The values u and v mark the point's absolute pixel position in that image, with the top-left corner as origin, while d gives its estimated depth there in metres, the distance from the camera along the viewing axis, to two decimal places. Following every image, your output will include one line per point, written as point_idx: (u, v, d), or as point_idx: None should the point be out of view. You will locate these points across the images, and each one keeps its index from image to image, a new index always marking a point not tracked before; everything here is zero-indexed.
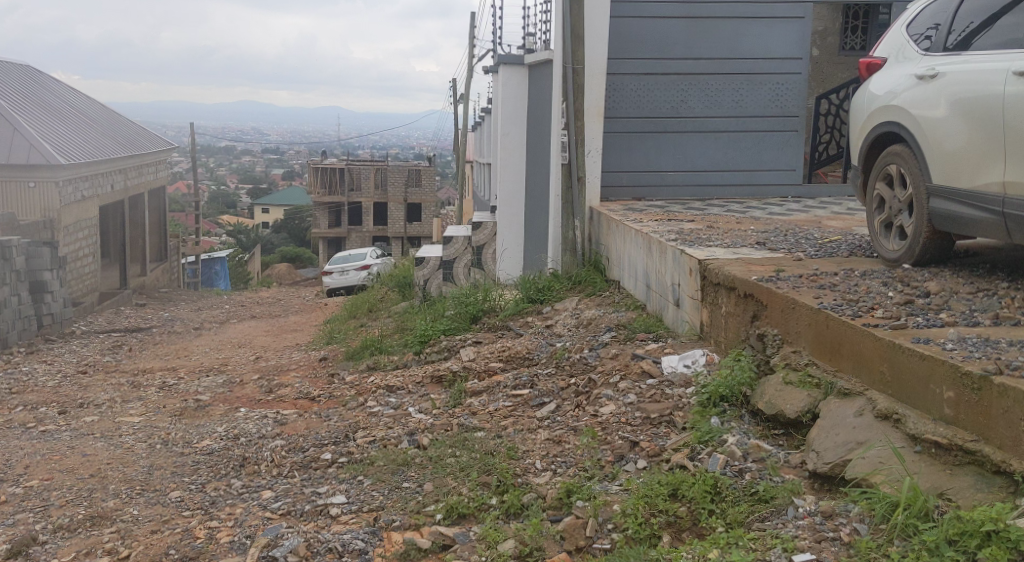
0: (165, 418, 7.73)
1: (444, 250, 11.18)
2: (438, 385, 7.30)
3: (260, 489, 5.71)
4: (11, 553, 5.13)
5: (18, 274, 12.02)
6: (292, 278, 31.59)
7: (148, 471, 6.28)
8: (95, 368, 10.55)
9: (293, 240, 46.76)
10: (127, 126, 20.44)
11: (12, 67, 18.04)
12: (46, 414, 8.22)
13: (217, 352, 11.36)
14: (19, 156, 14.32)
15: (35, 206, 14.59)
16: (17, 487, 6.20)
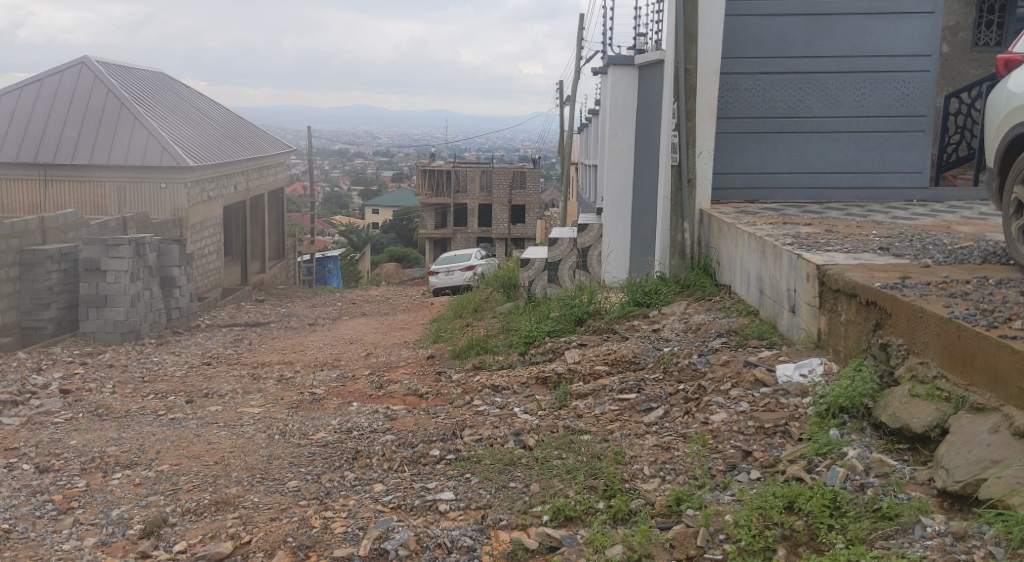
0: (283, 410, 7.97)
1: (551, 251, 11.24)
2: (543, 387, 7.30)
3: (371, 482, 5.83)
4: (144, 533, 5.40)
5: (151, 269, 12.58)
6: (399, 277, 32.11)
7: (268, 460, 6.50)
8: (218, 360, 10.98)
9: (400, 240, 47.50)
10: (251, 130, 21.19)
11: (148, 75, 18.98)
12: (174, 403, 8.59)
13: (331, 348, 11.67)
14: (153, 158, 15.00)
15: (166, 206, 15.22)
16: (149, 471, 6.51)
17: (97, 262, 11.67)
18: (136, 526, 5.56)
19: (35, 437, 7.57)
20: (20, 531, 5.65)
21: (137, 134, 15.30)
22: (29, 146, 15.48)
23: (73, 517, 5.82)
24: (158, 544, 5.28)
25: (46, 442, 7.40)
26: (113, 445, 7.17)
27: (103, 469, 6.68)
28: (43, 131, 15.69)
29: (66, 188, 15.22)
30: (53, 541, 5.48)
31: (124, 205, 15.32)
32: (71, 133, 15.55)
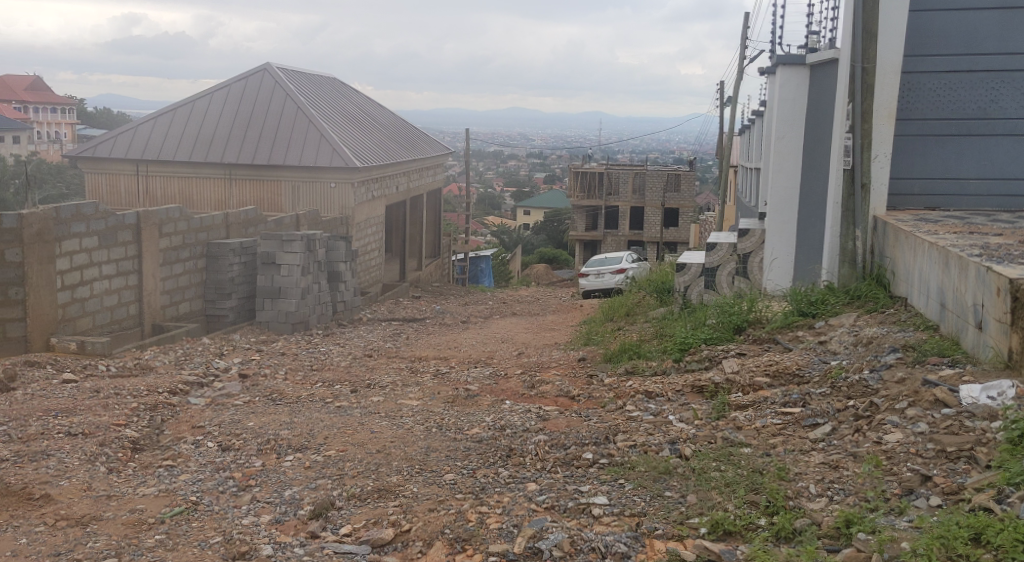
0: (439, 404, 8.11)
1: (708, 256, 10.77)
2: (699, 395, 7.10)
3: (525, 480, 5.86)
4: (314, 514, 5.72)
5: (320, 264, 13.11)
6: (549, 278, 32.25)
7: (426, 451, 6.64)
8: (378, 353, 11.32)
9: (551, 242, 47.70)
10: (413, 132, 21.78)
11: (320, 78, 19.83)
12: (339, 391, 8.91)
13: (484, 346, 11.82)
14: (324, 159, 15.66)
15: (334, 204, 15.89)
16: (318, 455, 6.80)
17: (272, 256, 12.39)
18: (306, 507, 5.87)
19: (218, 417, 8.03)
20: (206, 504, 6.07)
21: (311, 137, 16.03)
22: (215, 146, 16.26)
23: (251, 495, 6.19)
24: (326, 526, 5.57)
25: (228, 422, 7.83)
26: (286, 428, 7.50)
27: (276, 451, 7.04)
28: (228, 132, 16.48)
29: (247, 186, 15.99)
30: (234, 515, 5.85)
31: (298, 204, 15.98)
32: (253, 135, 16.35)
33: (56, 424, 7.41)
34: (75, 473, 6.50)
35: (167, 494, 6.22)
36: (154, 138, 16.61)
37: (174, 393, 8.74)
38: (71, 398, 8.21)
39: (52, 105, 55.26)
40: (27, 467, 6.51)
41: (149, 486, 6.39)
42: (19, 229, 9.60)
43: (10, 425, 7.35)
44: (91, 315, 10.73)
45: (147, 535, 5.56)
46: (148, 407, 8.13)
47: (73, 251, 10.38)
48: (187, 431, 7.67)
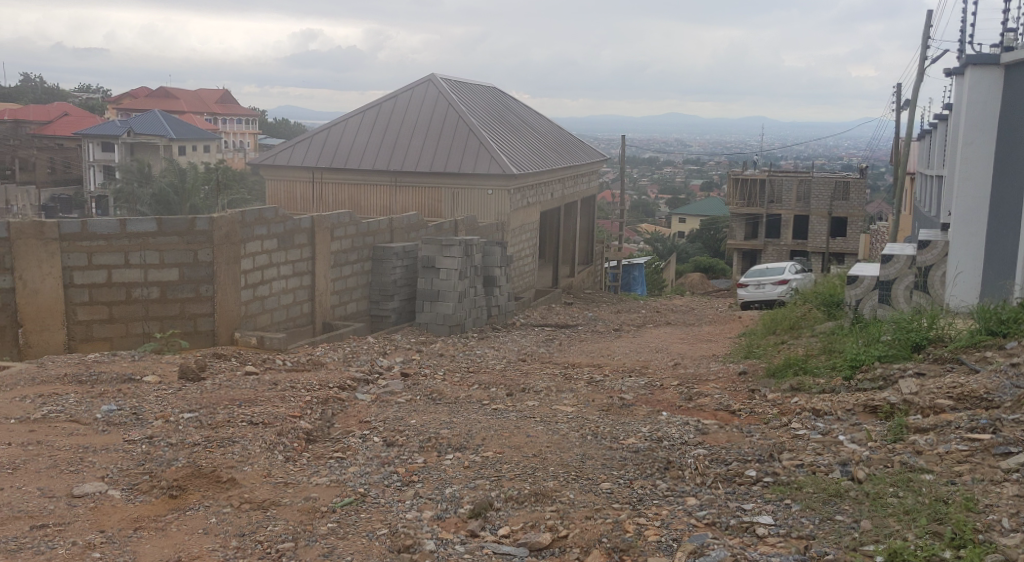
0: (594, 412, 8.02)
1: (883, 269, 10.06)
2: (873, 416, 6.71)
3: (685, 494, 5.70)
4: (473, 513, 5.78)
5: (477, 269, 13.28)
6: (705, 287, 31.61)
7: (582, 458, 6.57)
8: (533, 357, 11.36)
9: (707, 250, 46.74)
10: (569, 139, 21.84)
11: (481, 88, 20.18)
12: (496, 394, 8.97)
13: (639, 355, 11.65)
14: (483, 167, 15.93)
15: (491, 211, 16.10)
16: (476, 455, 6.85)
17: (433, 260, 12.63)
18: (466, 505, 5.95)
19: (383, 413, 8.25)
20: (373, 496, 6.24)
21: (471, 145, 16.34)
22: (381, 155, 16.78)
23: (414, 490, 6.31)
24: (485, 525, 5.63)
25: (392, 418, 8.02)
26: (447, 428, 7.60)
27: (437, 449, 7.15)
28: (394, 142, 16.99)
29: (410, 193, 16.42)
30: (398, 509, 5.99)
31: (457, 210, 16.27)
32: (417, 144, 16.80)
33: (239, 413, 7.81)
34: (256, 460, 6.81)
35: (337, 484, 6.44)
36: (327, 147, 17.31)
37: (343, 389, 9.04)
38: (253, 389, 8.62)
39: (238, 116, 58.76)
40: (215, 452, 6.89)
41: (321, 475, 6.63)
42: (209, 231, 10.31)
43: (200, 412, 7.81)
44: (269, 313, 11.31)
45: (320, 523, 5.80)
46: (319, 401, 8.43)
47: (256, 252, 10.98)
48: (355, 426, 7.91)
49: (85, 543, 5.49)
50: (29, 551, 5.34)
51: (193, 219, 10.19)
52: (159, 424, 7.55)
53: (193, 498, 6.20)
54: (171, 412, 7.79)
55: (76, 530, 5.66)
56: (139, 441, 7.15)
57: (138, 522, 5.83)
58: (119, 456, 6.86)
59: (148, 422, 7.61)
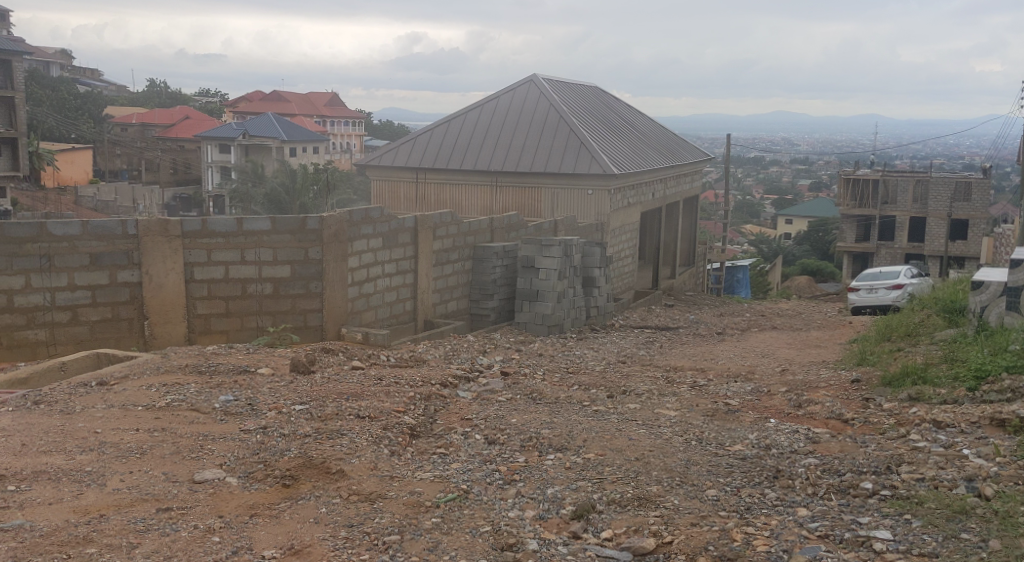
0: (698, 417, 7.84)
1: (1010, 275, 9.54)
2: (1000, 430, 6.35)
3: (795, 504, 5.51)
4: (575, 514, 5.71)
5: (576, 269, 13.19)
6: (813, 291, 30.70)
7: (687, 464, 6.42)
8: (633, 359, 11.21)
9: (816, 253, 45.32)
10: (671, 138, 21.51)
11: (582, 89, 20.09)
12: (596, 396, 8.86)
13: (744, 359, 11.37)
14: (583, 167, 15.83)
15: (591, 211, 15.99)
16: (578, 457, 6.78)
17: (532, 259, 12.61)
18: (568, 507, 5.88)
19: (484, 411, 8.26)
20: (476, 493, 6.24)
21: (571, 145, 16.27)
22: (483, 156, 16.86)
23: (516, 489, 6.28)
24: (588, 527, 5.56)
25: (493, 417, 8.02)
26: (547, 428, 7.56)
27: (538, 449, 7.10)
28: (495, 142, 17.05)
29: (510, 192, 16.43)
30: (500, 508, 5.97)
31: (556, 210, 16.21)
32: (518, 144, 16.82)
33: (346, 406, 7.94)
34: (363, 453, 6.90)
35: (440, 480, 6.46)
36: (429, 148, 17.49)
37: (445, 386, 9.09)
38: (359, 383, 8.74)
39: (346, 118, 59.93)
40: (324, 444, 7.01)
41: (425, 470, 6.67)
42: (319, 230, 10.58)
43: (310, 404, 7.98)
44: (374, 309, 11.52)
45: (424, 517, 5.83)
46: (422, 397, 8.49)
47: (363, 251, 11.21)
48: (457, 422, 7.94)
49: (205, 527, 5.65)
50: (155, 532, 5.53)
51: (305, 218, 10.47)
52: (271, 415, 7.74)
53: (304, 488, 6.32)
54: (284, 404, 7.98)
55: (197, 514, 5.84)
56: (253, 431, 7.35)
57: (254, 510, 5.97)
58: (235, 445, 7.05)
59: (261, 413, 7.81)
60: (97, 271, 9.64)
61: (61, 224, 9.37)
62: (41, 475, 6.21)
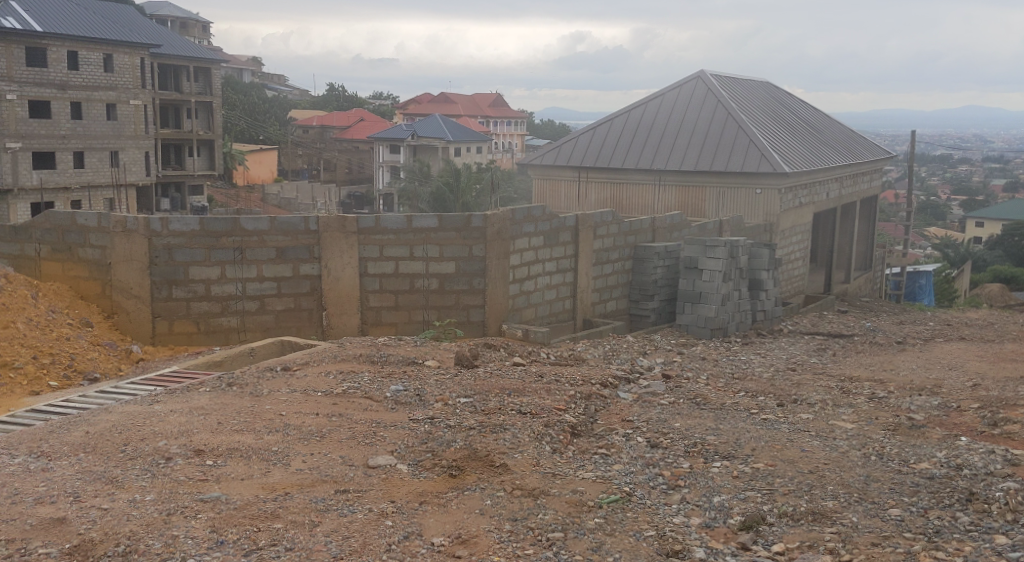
0: (879, 430, 7.51)
1: None
2: None
3: (991, 531, 5.24)
4: (745, 525, 5.61)
5: (742, 271, 12.81)
6: (1006, 299, 28.72)
7: (866, 480, 6.16)
8: (804, 367, 10.82)
9: (1009, 259, 42.14)
10: (848, 134, 20.63)
11: (753, 84, 19.59)
12: (766, 404, 8.63)
13: (927, 371, 10.74)
14: (751, 165, 15.44)
15: (759, 211, 15.57)
16: (746, 466, 6.63)
17: (696, 260, 12.39)
18: (737, 516, 5.78)
19: (646, 413, 8.21)
20: (640, 496, 6.22)
21: (739, 143, 15.90)
22: (647, 153, 16.73)
23: (681, 495, 6.22)
24: (757, 539, 5.45)
25: (656, 420, 7.95)
26: (713, 434, 7.42)
27: (703, 455, 6.99)
28: (660, 140, 16.88)
29: (675, 192, 16.23)
30: (665, 513, 5.94)
31: (722, 210, 15.89)
32: (684, 142, 16.59)
33: (509, 401, 8.08)
34: (526, 448, 7.01)
35: (603, 480, 6.48)
36: (593, 146, 17.50)
37: (605, 386, 9.08)
38: (521, 380, 8.87)
39: (509, 119, 60.72)
40: (489, 437, 7.16)
41: (587, 470, 6.70)
42: (483, 228, 10.77)
43: (474, 398, 8.17)
44: (534, 307, 11.66)
45: (588, 517, 5.86)
46: (583, 396, 8.53)
47: (524, 249, 11.35)
48: (618, 423, 7.93)
49: (379, 510, 5.89)
50: (334, 513, 5.81)
51: (470, 216, 10.69)
52: (438, 406, 7.98)
53: (470, 479, 6.49)
54: (449, 396, 8.22)
55: (372, 497, 6.10)
56: (422, 421, 7.59)
57: (423, 497, 6.18)
58: (405, 433, 7.31)
59: (428, 404, 8.06)
60: (282, 264, 10.22)
61: (253, 219, 9.97)
62: (234, 452, 6.65)
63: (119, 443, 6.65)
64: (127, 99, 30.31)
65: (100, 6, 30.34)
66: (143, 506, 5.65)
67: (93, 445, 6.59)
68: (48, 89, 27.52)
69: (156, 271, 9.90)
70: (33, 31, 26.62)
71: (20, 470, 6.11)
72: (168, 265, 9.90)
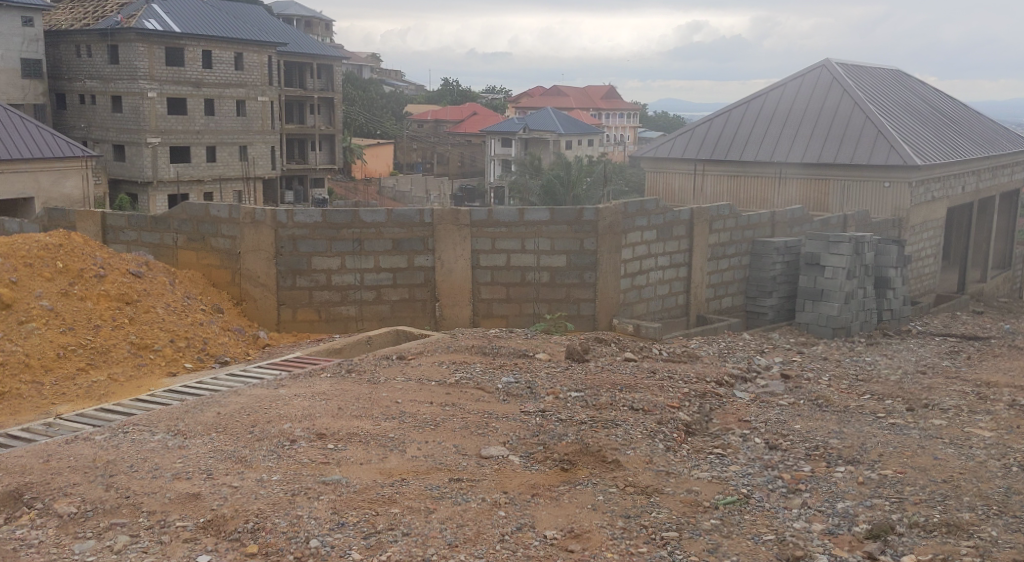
0: (1021, 440, 7.09)
1: None
2: None
3: None
4: (872, 534, 5.40)
5: (868, 269, 12.31)
6: None
7: (1005, 493, 5.85)
8: (935, 371, 10.31)
9: None
10: (985, 123, 19.59)
11: (881, 73, 18.82)
12: (894, 408, 8.27)
13: None
14: (879, 157, 14.85)
15: (887, 205, 14.97)
16: (873, 472, 6.36)
17: (818, 256, 11.99)
18: (863, 524, 5.56)
19: (764, 414, 7.98)
20: (758, 499, 6.05)
21: (867, 134, 15.31)
22: (767, 145, 16.29)
23: (802, 499, 6.02)
24: (886, 549, 5.24)
25: (774, 421, 7.72)
26: (836, 438, 7.15)
27: (826, 459, 6.75)
28: (782, 131, 16.42)
29: (796, 185, 15.76)
30: (785, 517, 5.76)
31: (847, 204, 15.34)
32: (806, 133, 16.09)
33: (621, 397, 7.98)
34: (639, 445, 6.91)
35: (719, 481, 6.33)
36: (710, 137, 17.16)
37: (721, 384, 8.87)
38: (633, 375, 8.75)
39: (621, 111, 60.15)
40: (601, 433, 7.09)
41: (703, 470, 6.56)
42: (595, 222, 10.65)
43: (586, 392, 8.10)
44: (646, 302, 11.50)
45: (704, 518, 5.74)
46: (698, 394, 8.35)
47: (637, 243, 11.19)
48: (734, 423, 7.73)
49: (493, 500, 5.90)
50: (448, 501, 5.85)
51: (582, 209, 10.59)
52: (549, 399, 7.95)
53: (582, 473, 6.44)
54: (560, 389, 8.18)
55: (485, 487, 6.12)
56: (533, 413, 7.58)
57: (535, 489, 6.17)
58: (518, 425, 7.31)
59: (540, 397, 8.04)
60: (398, 255, 10.38)
61: (371, 212, 10.15)
62: (353, 437, 6.79)
63: (247, 424, 6.87)
64: (255, 96, 31.35)
65: (230, 4, 31.21)
66: (270, 485, 5.82)
67: (222, 426, 6.83)
68: (186, 87, 29.00)
69: (281, 261, 10.21)
70: (172, 32, 28.04)
71: (158, 447, 6.38)
72: (292, 255, 10.21)
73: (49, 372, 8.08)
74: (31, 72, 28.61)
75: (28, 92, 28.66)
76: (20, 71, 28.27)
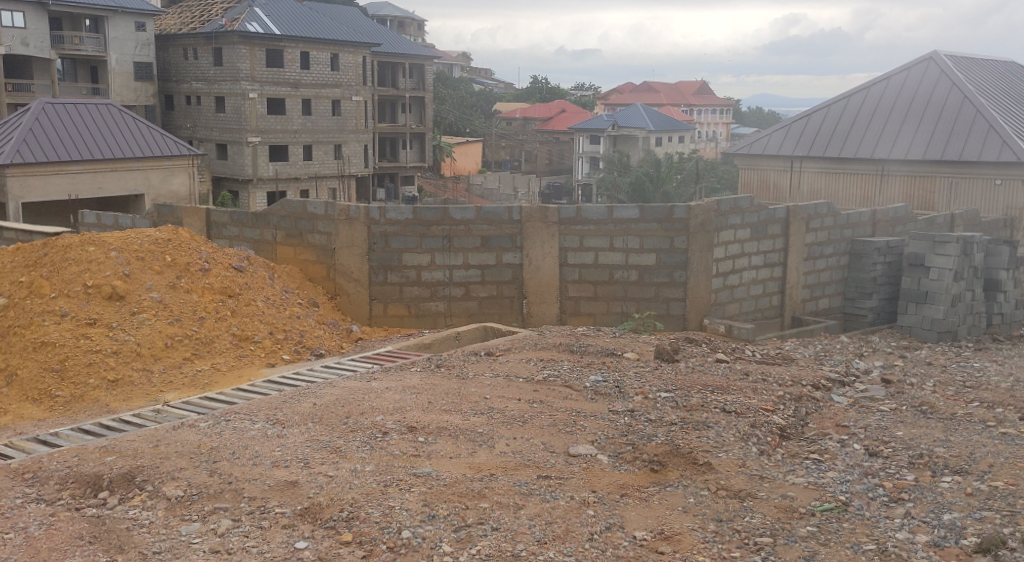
0: None
1: None
2: None
3: None
4: (981, 548, 5.19)
5: (976, 271, 11.84)
6: None
7: None
8: None
9: None
10: None
11: (992, 64, 18.05)
12: (1005, 416, 7.91)
13: None
14: (991, 153, 14.24)
15: (998, 204, 14.35)
16: (982, 483, 6.10)
17: (923, 257, 11.61)
18: (970, 537, 5.35)
19: (863, 419, 7.73)
20: (857, 507, 5.87)
21: (977, 129, 14.71)
22: (869, 141, 15.81)
23: (905, 509, 5.82)
24: None
25: (875, 427, 7.47)
26: (942, 446, 6.87)
27: (930, 467, 6.50)
28: (884, 127, 15.90)
29: (900, 183, 15.26)
30: (886, 527, 5.57)
31: (954, 203, 14.77)
32: (911, 129, 15.55)
33: (713, 399, 7.84)
34: (731, 448, 6.78)
35: (815, 487, 6.16)
36: (807, 133, 16.74)
37: (817, 388, 8.64)
38: (725, 377, 8.60)
39: (713, 106, 59.15)
40: (691, 434, 6.99)
41: (798, 475, 6.40)
42: (686, 219, 10.49)
43: (676, 393, 7.99)
44: (738, 302, 11.27)
45: (799, 524, 5.60)
46: (793, 397, 8.15)
47: (729, 242, 10.97)
48: (832, 428, 7.51)
49: (581, 499, 5.87)
50: (537, 498, 5.84)
51: (673, 206, 10.45)
52: (638, 399, 7.87)
53: (672, 475, 6.35)
54: (649, 390, 8.08)
55: (573, 485, 6.09)
56: (621, 413, 7.52)
57: (624, 489, 6.11)
58: (606, 425, 7.25)
59: (628, 396, 7.96)
60: (487, 252, 10.43)
61: (460, 209, 10.22)
62: (444, 431, 6.84)
63: (341, 416, 7.00)
64: (350, 96, 31.92)
65: (329, 6, 31.86)
66: (364, 476, 5.91)
67: (318, 416, 6.97)
68: (285, 88, 29.75)
69: (374, 257, 10.38)
70: (273, 34, 28.83)
71: (258, 435, 6.55)
72: (384, 251, 10.37)
73: (157, 361, 8.36)
74: (144, 75, 30.01)
75: (141, 94, 30.04)
76: (134, 74, 29.70)
